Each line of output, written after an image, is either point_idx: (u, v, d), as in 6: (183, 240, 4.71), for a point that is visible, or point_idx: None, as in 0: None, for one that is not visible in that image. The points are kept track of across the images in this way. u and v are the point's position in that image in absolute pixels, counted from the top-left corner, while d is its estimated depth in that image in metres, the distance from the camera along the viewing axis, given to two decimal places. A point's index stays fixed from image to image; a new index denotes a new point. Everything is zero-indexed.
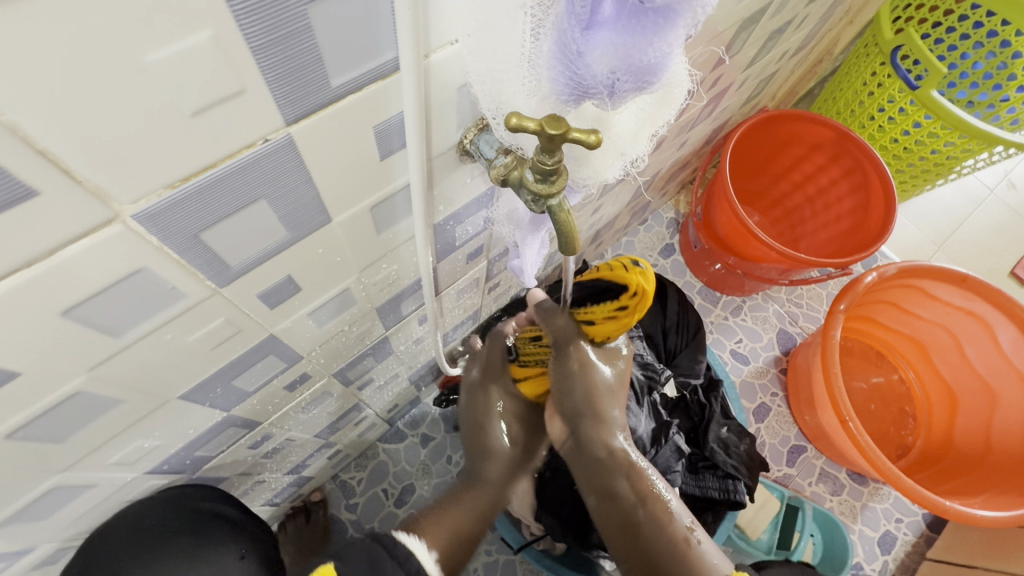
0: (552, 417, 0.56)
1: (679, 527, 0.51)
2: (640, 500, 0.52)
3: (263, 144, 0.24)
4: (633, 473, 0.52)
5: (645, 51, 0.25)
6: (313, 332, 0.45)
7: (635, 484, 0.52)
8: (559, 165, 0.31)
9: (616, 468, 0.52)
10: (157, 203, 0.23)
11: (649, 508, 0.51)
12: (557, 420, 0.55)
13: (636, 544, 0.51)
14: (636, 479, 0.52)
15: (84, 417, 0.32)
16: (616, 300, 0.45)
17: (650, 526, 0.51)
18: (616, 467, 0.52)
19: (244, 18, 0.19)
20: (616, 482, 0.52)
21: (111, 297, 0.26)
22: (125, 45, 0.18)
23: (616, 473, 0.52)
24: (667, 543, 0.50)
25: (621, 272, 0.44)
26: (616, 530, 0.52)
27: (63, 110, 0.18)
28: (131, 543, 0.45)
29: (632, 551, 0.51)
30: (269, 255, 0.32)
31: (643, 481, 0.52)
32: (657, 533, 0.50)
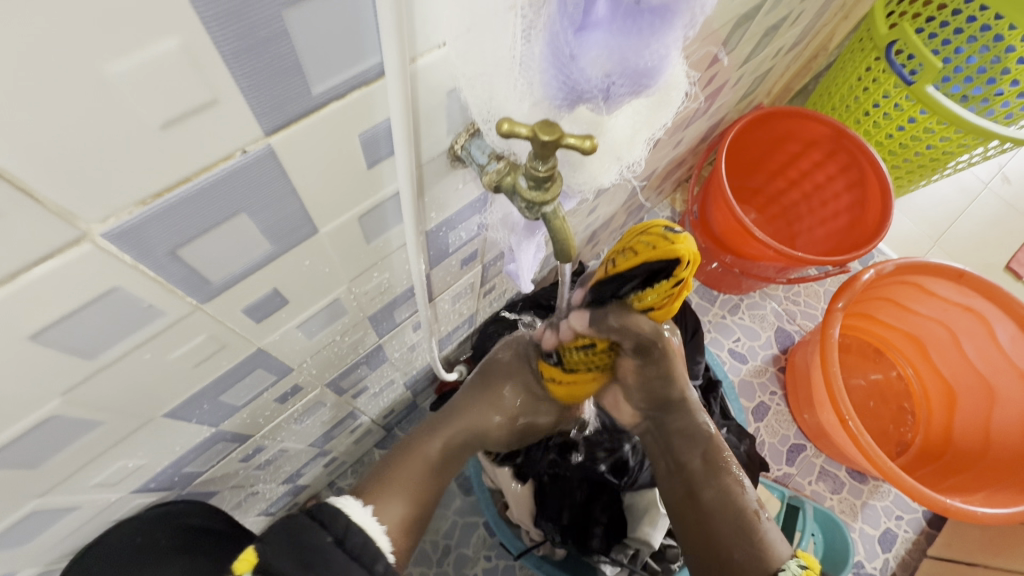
0: (620, 403, 0.60)
1: (749, 501, 0.52)
2: (713, 477, 0.53)
3: (241, 155, 0.23)
4: (709, 445, 0.54)
5: (641, 55, 0.24)
6: (303, 344, 0.44)
7: (707, 457, 0.54)
8: (553, 171, 0.30)
9: (695, 438, 0.55)
10: (129, 220, 0.22)
11: (721, 480, 0.53)
12: (627, 406, 0.59)
13: (700, 512, 0.52)
14: (710, 456, 0.54)
15: (62, 441, 0.31)
16: (670, 279, 0.37)
17: (717, 501, 0.52)
18: (693, 443, 0.55)
19: (214, 24, 0.18)
20: (689, 455, 0.55)
21: (85, 317, 0.24)
22: (84, 55, 0.16)
23: (690, 442, 0.55)
24: (734, 519, 0.51)
25: (665, 244, 0.36)
26: (683, 504, 0.54)
27: (17, 127, 0.16)
28: None
29: (697, 524, 0.52)
30: (253, 270, 0.31)
31: (718, 459, 0.54)
32: (726, 511, 0.51)
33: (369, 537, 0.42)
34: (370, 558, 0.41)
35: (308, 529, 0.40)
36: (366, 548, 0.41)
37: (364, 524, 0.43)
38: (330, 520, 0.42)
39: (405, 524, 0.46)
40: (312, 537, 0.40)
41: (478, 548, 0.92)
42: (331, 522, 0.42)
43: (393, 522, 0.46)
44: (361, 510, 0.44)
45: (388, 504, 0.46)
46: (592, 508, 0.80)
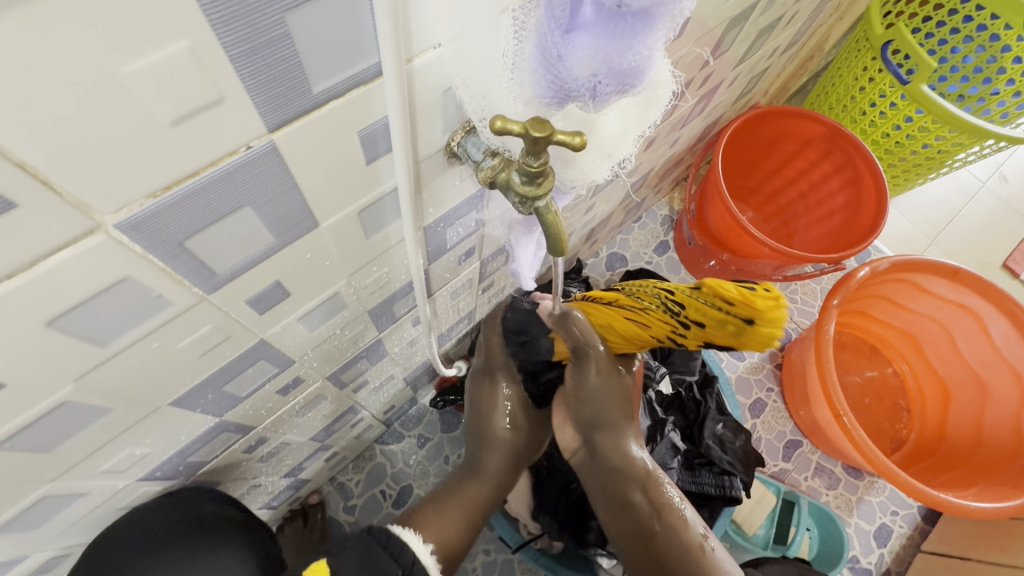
0: (564, 426, 0.71)
1: (693, 535, 0.63)
2: (657, 513, 0.64)
3: (246, 151, 0.24)
4: (647, 486, 0.65)
5: (625, 56, 0.25)
6: (304, 336, 0.45)
7: (653, 498, 0.64)
8: (545, 166, 0.31)
9: (634, 481, 0.65)
10: (140, 212, 0.23)
11: (668, 516, 0.63)
12: (570, 429, 0.70)
13: (652, 551, 0.63)
14: (650, 491, 0.65)
15: (74, 426, 0.32)
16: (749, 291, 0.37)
17: (664, 534, 0.63)
18: (635, 479, 0.65)
19: (220, 26, 0.19)
20: (632, 492, 0.65)
21: (97, 306, 0.26)
22: (100, 55, 0.17)
23: (633, 487, 0.65)
24: (679, 549, 0.62)
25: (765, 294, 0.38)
26: (631, 540, 0.65)
27: (36, 123, 0.18)
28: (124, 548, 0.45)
29: (642, 555, 0.64)
30: (257, 261, 0.32)
31: (659, 495, 0.64)
32: (672, 539, 0.62)
33: (416, 555, 0.55)
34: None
35: None
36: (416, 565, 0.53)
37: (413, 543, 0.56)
38: (398, 553, 0.53)
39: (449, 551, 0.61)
40: None
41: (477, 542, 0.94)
42: None
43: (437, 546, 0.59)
44: (416, 539, 0.57)
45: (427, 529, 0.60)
46: (589, 500, 0.81)
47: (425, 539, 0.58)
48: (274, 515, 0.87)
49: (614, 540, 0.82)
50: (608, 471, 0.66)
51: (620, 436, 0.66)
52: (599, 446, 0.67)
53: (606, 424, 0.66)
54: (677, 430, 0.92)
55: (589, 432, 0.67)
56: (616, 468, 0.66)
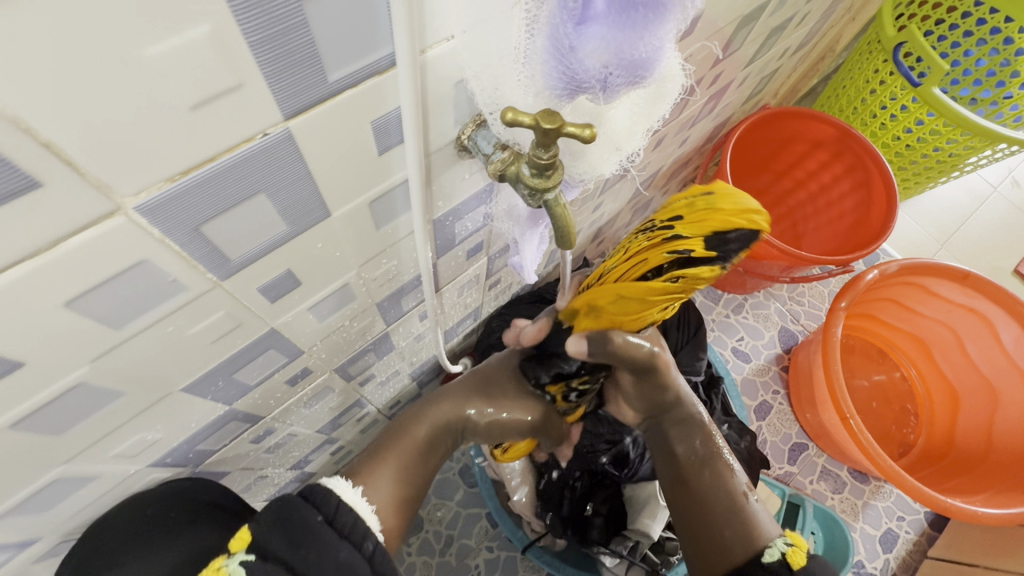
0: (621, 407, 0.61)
1: (740, 484, 0.52)
2: (706, 460, 0.54)
3: (262, 138, 0.25)
4: (706, 434, 0.55)
5: (636, 46, 0.26)
6: (314, 326, 0.46)
7: (705, 445, 0.55)
8: (555, 159, 0.31)
9: (693, 427, 0.56)
10: (158, 195, 0.23)
11: (713, 464, 0.54)
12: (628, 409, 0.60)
13: (692, 494, 0.53)
14: (706, 439, 0.55)
15: (87, 407, 0.33)
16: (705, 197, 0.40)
17: (709, 483, 0.53)
18: (691, 426, 0.56)
19: (241, 14, 0.20)
20: (686, 442, 0.55)
21: (114, 288, 0.26)
22: (124, 38, 0.18)
23: (686, 434, 0.56)
24: (721, 497, 0.52)
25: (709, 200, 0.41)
26: (674, 485, 0.55)
27: (62, 104, 0.18)
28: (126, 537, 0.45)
29: (687, 504, 0.53)
30: (270, 249, 0.32)
31: (712, 443, 0.55)
32: (714, 487, 0.52)
33: (359, 515, 0.43)
34: (360, 536, 0.42)
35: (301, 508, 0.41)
36: (355, 527, 0.42)
37: (355, 504, 0.44)
38: (321, 500, 0.42)
39: (392, 506, 0.47)
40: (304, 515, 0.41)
41: (480, 539, 0.94)
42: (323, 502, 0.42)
43: (380, 502, 0.46)
44: (351, 491, 0.45)
45: (378, 485, 0.46)
46: (591, 499, 0.82)
47: (368, 496, 0.45)
48: None
49: (618, 539, 0.81)
50: (664, 427, 0.58)
51: (684, 399, 0.56)
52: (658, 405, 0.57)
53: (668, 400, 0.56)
54: None
55: (655, 410, 0.57)
56: (671, 420, 0.57)
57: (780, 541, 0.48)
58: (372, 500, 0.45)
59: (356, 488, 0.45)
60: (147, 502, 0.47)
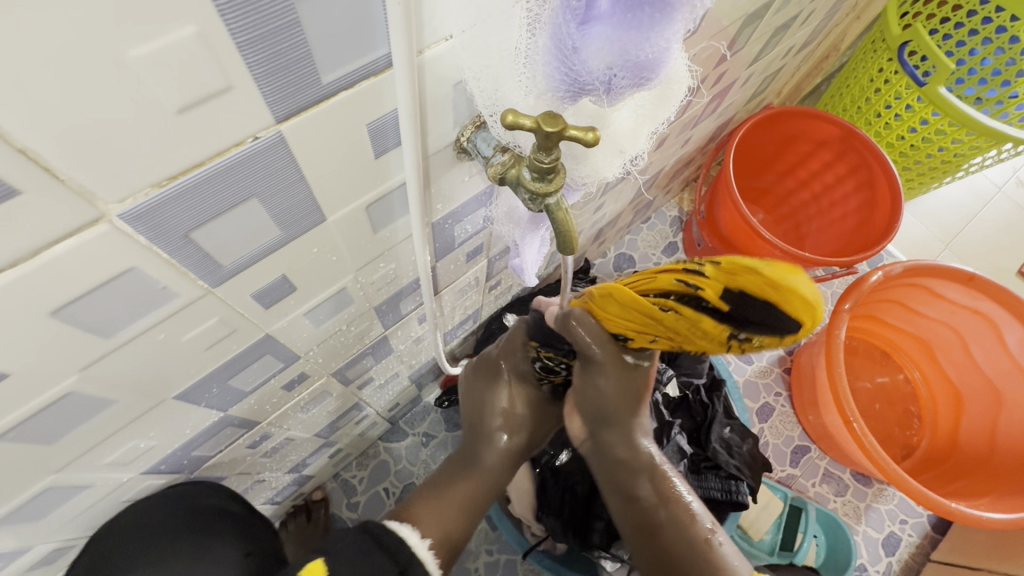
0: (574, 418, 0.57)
1: (700, 528, 0.53)
2: (663, 503, 0.54)
3: (253, 141, 0.24)
4: (655, 474, 0.54)
5: (642, 47, 0.25)
6: (311, 331, 0.45)
7: (656, 486, 0.54)
8: (557, 163, 0.30)
9: (640, 469, 0.54)
10: (145, 202, 0.23)
11: (672, 508, 0.53)
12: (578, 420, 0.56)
13: (656, 545, 0.53)
14: (658, 480, 0.54)
15: (77, 417, 0.32)
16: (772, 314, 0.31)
17: (672, 527, 0.53)
18: (640, 467, 0.54)
19: (229, 14, 0.19)
20: (638, 482, 0.54)
21: (101, 297, 0.25)
22: (104, 39, 0.17)
23: (637, 475, 0.54)
24: (689, 544, 0.52)
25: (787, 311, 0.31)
26: (636, 529, 0.54)
27: (38, 108, 0.17)
28: (131, 542, 0.46)
29: (652, 551, 0.53)
30: (264, 255, 0.31)
31: (664, 484, 0.54)
32: (680, 534, 0.52)
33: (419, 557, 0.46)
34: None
35: None
36: None
37: None
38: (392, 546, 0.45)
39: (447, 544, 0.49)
40: None
41: (480, 542, 0.93)
42: None
43: (437, 542, 0.48)
44: (410, 532, 0.47)
45: (433, 523, 0.49)
46: (593, 504, 0.80)
47: None
48: (277, 511, 0.87)
49: (619, 543, 0.81)
50: (611, 466, 0.55)
51: (631, 428, 0.54)
52: (607, 440, 0.54)
53: (613, 421, 0.53)
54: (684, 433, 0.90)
55: (596, 429, 0.54)
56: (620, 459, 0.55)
57: None
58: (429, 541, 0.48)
59: None
60: (151, 510, 0.47)
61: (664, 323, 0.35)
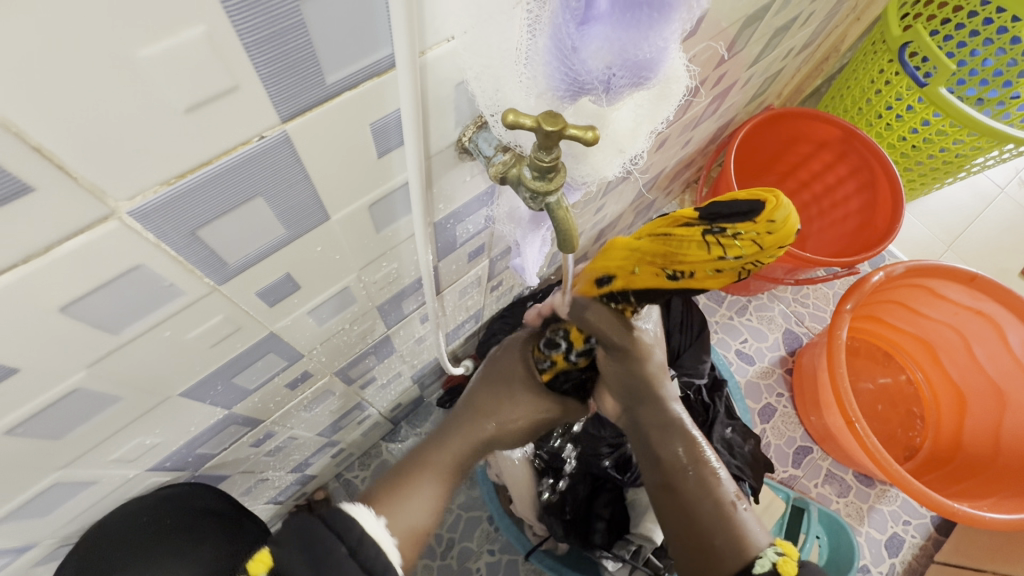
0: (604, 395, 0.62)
1: (727, 492, 0.51)
2: (691, 464, 0.53)
3: (259, 141, 0.24)
4: (686, 436, 0.54)
5: (640, 46, 0.25)
6: (314, 330, 0.45)
7: (687, 449, 0.54)
8: (557, 161, 0.31)
9: (672, 431, 0.55)
10: (153, 199, 0.23)
11: (700, 470, 0.52)
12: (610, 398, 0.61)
13: (677, 504, 0.52)
14: (689, 444, 0.54)
15: (83, 413, 0.32)
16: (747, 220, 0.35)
17: (696, 490, 0.51)
18: (672, 430, 0.55)
19: (237, 15, 0.19)
20: (669, 444, 0.54)
21: (109, 293, 0.26)
22: (116, 40, 0.18)
23: (670, 438, 0.54)
24: (712, 504, 0.51)
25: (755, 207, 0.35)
26: (660, 491, 0.54)
27: (52, 107, 0.18)
28: (125, 542, 0.45)
29: (673, 510, 0.52)
30: (268, 253, 0.32)
31: (695, 449, 0.53)
32: (703, 496, 0.51)
33: (382, 548, 0.42)
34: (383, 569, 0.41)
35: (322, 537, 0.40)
36: (378, 560, 0.41)
37: (378, 537, 0.43)
38: (344, 529, 0.41)
39: (414, 536, 0.46)
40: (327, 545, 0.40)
41: (482, 542, 0.93)
42: (346, 533, 0.41)
43: (402, 533, 0.45)
44: (374, 521, 0.44)
45: (400, 514, 0.46)
46: (594, 503, 0.82)
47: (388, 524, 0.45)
48: (280, 511, 0.88)
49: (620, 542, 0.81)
50: (643, 428, 0.57)
51: (663, 398, 0.56)
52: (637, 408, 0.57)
53: (644, 391, 0.56)
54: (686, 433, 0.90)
55: (632, 403, 0.57)
56: (651, 421, 0.56)
57: (771, 550, 0.47)
58: (394, 532, 0.45)
59: (379, 520, 0.44)
60: (141, 511, 0.46)
61: (646, 251, 0.40)
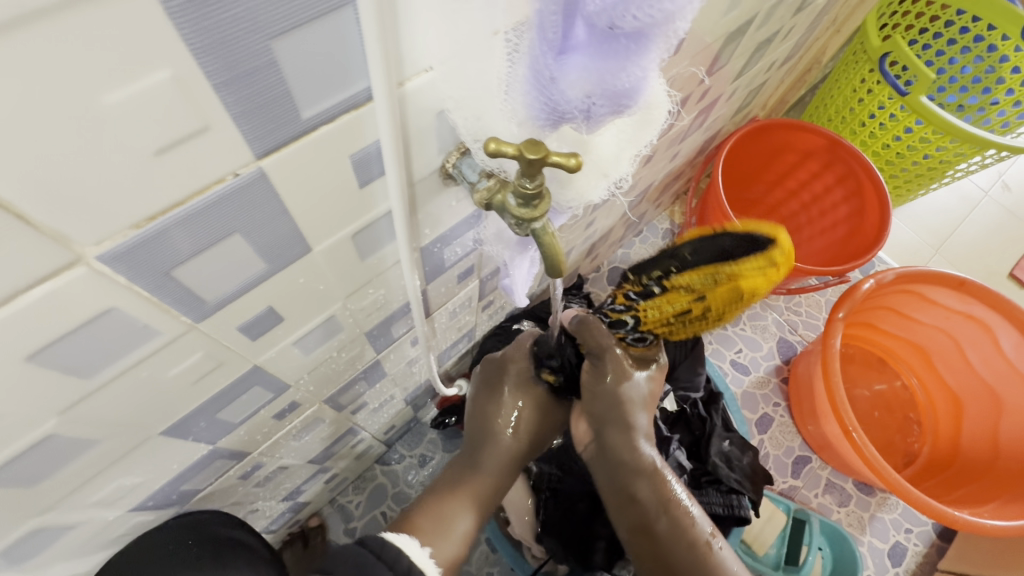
0: (578, 419, 0.63)
1: (701, 531, 0.57)
2: (663, 509, 0.57)
3: (233, 178, 0.24)
4: (657, 479, 0.58)
5: (619, 76, 0.25)
6: (301, 359, 0.44)
7: (656, 488, 0.58)
8: (541, 189, 0.31)
9: (644, 473, 0.58)
10: (123, 243, 0.22)
11: (672, 511, 0.57)
12: (583, 423, 0.62)
13: (654, 544, 0.57)
14: (659, 485, 0.57)
15: (58, 460, 0.31)
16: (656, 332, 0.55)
17: (670, 532, 0.57)
18: (642, 471, 0.58)
19: (204, 56, 0.19)
20: (640, 484, 0.58)
21: (80, 338, 0.25)
22: (77, 87, 0.17)
23: (640, 479, 0.58)
24: (689, 550, 0.56)
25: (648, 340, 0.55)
26: (635, 529, 0.59)
27: (10, 157, 0.17)
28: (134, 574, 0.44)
29: (649, 550, 0.58)
30: (248, 288, 0.31)
31: (666, 489, 0.58)
32: (678, 538, 0.57)
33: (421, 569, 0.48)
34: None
35: None
36: None
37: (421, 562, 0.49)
38: (393, 560, 0.47)
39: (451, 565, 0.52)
40: None
41: (481, 565, 0.95)
42: None
43: (444, 560, 0.52)
44: (420, 551, 0.50)
45: (443, 546, 0.52)
46: (593, 522, 0.80)
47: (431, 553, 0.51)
48: (273, 540, 0.86)
49: (620, 561, 0.81)
50: (615, 468, 0.59)
51: (630, 430, 0.58)
52: (610, 439, 0.59)
53: (612, 422, 0.58)
54: (683, 448, 0.90)
55: (600, 427, 0.59)
56: (621, 459, 0.59)
57: None
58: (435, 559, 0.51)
59: (421, 549, 0.50)
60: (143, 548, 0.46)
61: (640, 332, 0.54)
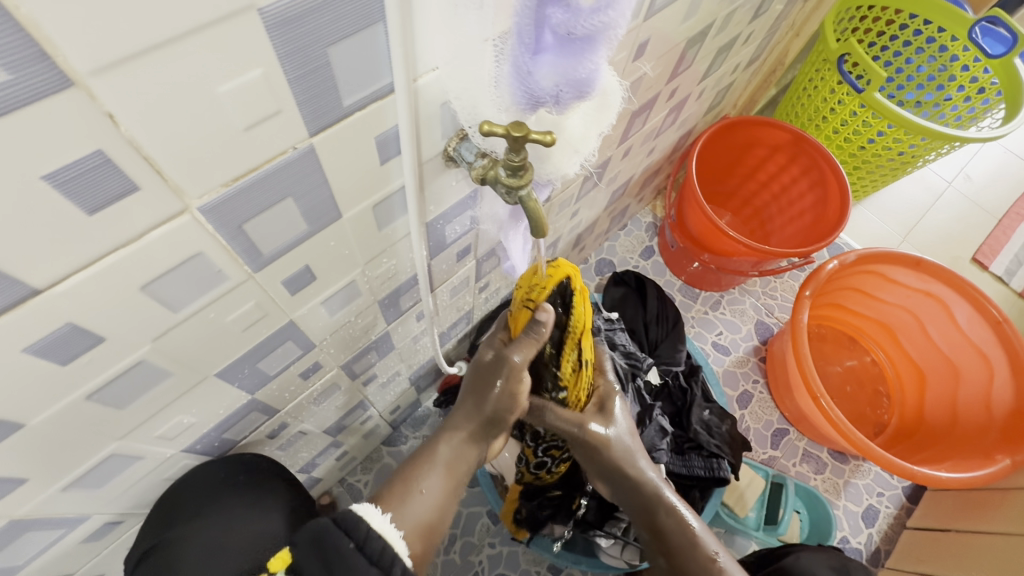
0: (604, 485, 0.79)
1: (710, 552, 0.58)
2: (680, 532, 0.60)
3: (293, 151, 0.32)
4: (674, 506, 0.61)
5: (578, 68, 0.33)
6: (326, 320, 0.52)
7: (672, 514, 0.61)
8: (525, 161, 0.39)
9: (660, 503, 0.61)
10: (216, 198, 0.30)
11: (688, 535, 0.60)
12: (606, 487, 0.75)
13: (676, 570, 0.59)
14: (674, 512, 0.61)
15: (143, 386, 0.38)
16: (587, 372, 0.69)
17: (689, 556, 0.59)
18: (657, 502, 0.61)
19: (284, 58, 0.27)
20: (659, 515, 0.61)
21: (175, 276, 0.32)
22: (209, 80, 0.25)
23: (658, 507, 0.61)
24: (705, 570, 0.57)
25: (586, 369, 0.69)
26: (662, 562, 0.61)
27: (158, 128, 0.25)
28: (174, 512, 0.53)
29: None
30: (293, 246, 0.39)
31: (682, 518, 0.60)
32: (693, 558, 0.58)
33: (388, 542, 0.43)
34: (389, 561, 0.41)
35: (332, 533, 0.41)
36: (385, 553, 0.41)
37: (384, 531, 0.44)
38: (352, 526, 0.42)
39: (424, 531, 0.47)
40: (335, 542, 0.40)
41: (483, 536, 1.02)
42: (353, 529, 0.42)
43: (409, 526, 0.47)
44: (380, 518, 0.45)
45: (407, 512, 0.47)
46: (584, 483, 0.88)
47: (394, 522, 0.46)
48: None
49: (612, 521, 0.89)
50: (635, 507, 0.63)
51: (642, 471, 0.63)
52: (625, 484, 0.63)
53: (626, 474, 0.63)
54: (666, 417, 0.98)
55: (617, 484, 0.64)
56: (640, 497, 0.62)
57: None
58: (401, 526, 0.46)
59: (383, 516, 0.45)
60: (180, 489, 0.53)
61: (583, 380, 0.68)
